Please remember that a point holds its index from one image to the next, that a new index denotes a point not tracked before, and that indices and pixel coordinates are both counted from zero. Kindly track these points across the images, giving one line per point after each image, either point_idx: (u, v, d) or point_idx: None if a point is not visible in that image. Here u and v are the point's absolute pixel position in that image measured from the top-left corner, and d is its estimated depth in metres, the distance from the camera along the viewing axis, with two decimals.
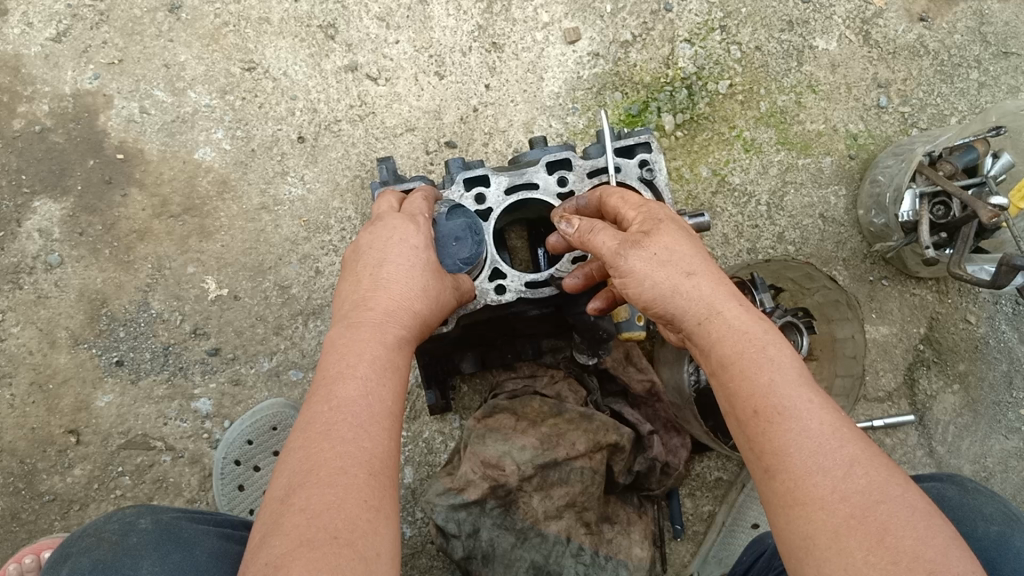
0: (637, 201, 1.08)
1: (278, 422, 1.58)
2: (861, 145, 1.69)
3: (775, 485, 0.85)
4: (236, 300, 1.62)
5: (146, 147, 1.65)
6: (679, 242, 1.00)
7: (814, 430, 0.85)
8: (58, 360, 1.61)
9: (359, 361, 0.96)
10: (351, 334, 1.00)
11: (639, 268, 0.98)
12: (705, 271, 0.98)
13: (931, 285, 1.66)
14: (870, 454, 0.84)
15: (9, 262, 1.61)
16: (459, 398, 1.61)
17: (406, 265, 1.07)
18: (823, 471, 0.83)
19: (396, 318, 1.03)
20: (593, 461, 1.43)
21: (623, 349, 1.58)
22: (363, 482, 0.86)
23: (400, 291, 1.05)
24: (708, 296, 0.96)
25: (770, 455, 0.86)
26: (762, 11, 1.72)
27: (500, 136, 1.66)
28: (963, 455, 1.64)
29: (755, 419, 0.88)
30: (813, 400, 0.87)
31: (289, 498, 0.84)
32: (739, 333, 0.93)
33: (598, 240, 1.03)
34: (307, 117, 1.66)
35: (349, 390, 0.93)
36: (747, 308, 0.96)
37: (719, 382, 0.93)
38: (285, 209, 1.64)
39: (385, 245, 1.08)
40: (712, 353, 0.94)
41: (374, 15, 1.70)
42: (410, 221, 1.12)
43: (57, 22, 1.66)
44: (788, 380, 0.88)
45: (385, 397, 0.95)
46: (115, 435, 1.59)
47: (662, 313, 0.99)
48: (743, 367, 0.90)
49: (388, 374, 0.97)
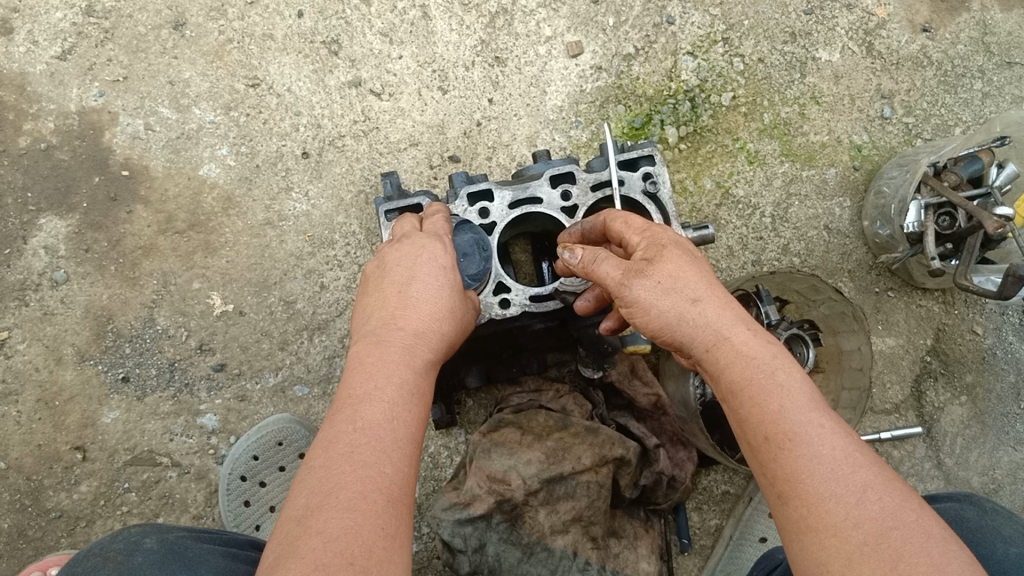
0: (641, 225, 1.07)
1: (284, 438, 1.58)
2: (865, 156, 1.69)
3: (787, 511, 0.85)
4: (241, 316, 1.62)
5: (151, 164, 1.66)
6: (684, 268, 0.99)
7: (826, 455, 0.85)
8: (64, 377, 1.61)
9: (386, 383, 0.97)
10: (380, 352, 1.00)
11: (643, 296, 0.98)
12: (711, 295, 0.98)
13: (938, 296, 1.66)
14: (883, 479, 0.84)
15: (15, 279, 1.62)
16: (465, 412, 1.61)
17: (435, 286, 1.07)
18: (835, 498, 0.82)
19: (426, 340, 1.03)
20: (599, 475, 1.42)
21: (629, 362, 1.58)
22: (382, 509, 0.86)
23: (428, 311, 1.05)
24: (715, 322, 0.96)
25: (782, 481, 0.86)
26: (764, 23, 1.72)
27: (504, 150, 1.66)
28: (971, 467, 1.63)
29: (766, 446, 0.88)
30: (825, 425, 0.87)
31: (308, 520, 0.84)
32: (747, 359, 0.93)
33: (601, 270, 1.02)
34: (311, 132, 1.67)
35: (374, 413, 0.93)
36: (756, 332, 0.96)
37: (729, 407, 0.93)
38: (290, 224, 1.64)
39: (414, 263, 1.09)
40: (721, 380, 0.94)
41: (378, 30, 1.70)
42: (437, 241, 1.12)
43: (62, 40, 1.67)
44: (798, 405, 0.88)
45: (408, 423, 0.95)
46: (121, 451, 1.59)
47: (670, 340, 0.99)
48: (753, 393, 0.90)
49: (413, 400, 0.98)
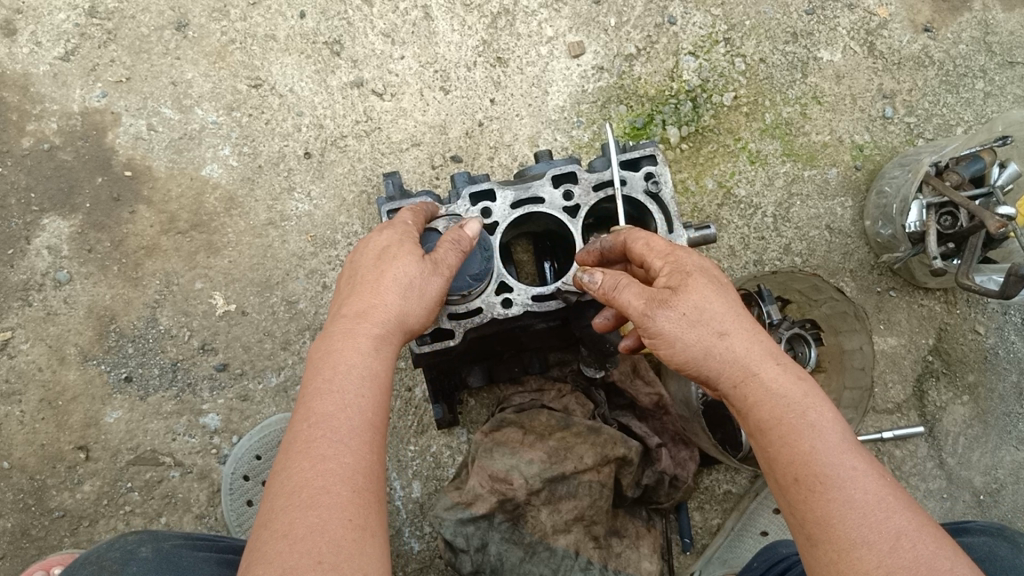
0: (664, 247, 1.06)
1: (286, 437, 1.59)
2: (867, 155, 1.69)
3: (818, 554, 0.87)
4: (244, 316, 1.63)
5: (153, 164, 1.66)
6: (709, 297, 0.99)
7: (859, 501, 0.86)
8: (67, 377, 1.61)
9: (338, 371, 0.96)
10: (333, 341, 0.99)
11: (668, 328, 0.98)
12: (738, 327, 0.98)
13: (939, 296, 1.66)
14: (917, 525, 0.85)
15: (19, 279, 1.62)
16: (466, 412, 1.61)
17: (386, 268, 1.06)
18: (867, 544, 0.84)
19: (377, 319, 1.02)
20: (601, 474, 1.43)
21: (631, 362, 1.58)
22: (344, 501, 0.86)
23: (381, 292, 1.04)
24: (743, 356, 0.97)
25: (813, 524, 0.88)
26: (766, 23, 1.72)
27: (506, 150, 1.67)
28: (973, 467, 1.63)
29: (797, 487, 0.90)
30: (857, 468, 0.88)
31: (272, 524, 0.85)
32: (778, 397, 0.94)
33: (623, 298, 1.02)
34: (313, 133, 1.67)
35: (329, 404, 0.93)
36: (787, 367, 0.97)
37: (759, 443, 0.95)
38: (292, 224, 1.65)
39: (369, 253, 1.09)
40: (750, 417, 0.96)
41: (379, 31, 1.70)
42: (391, 231, 1.11)
43: (65, 41, 1.68)
44: (830, 448, 0.90)
45: (366, 405, 0.95)
46: (124, 451, 1.60)
47: (695, 372, 1.00)
48: (784, 433, 0.92)
49: (369, 380, 0.97)
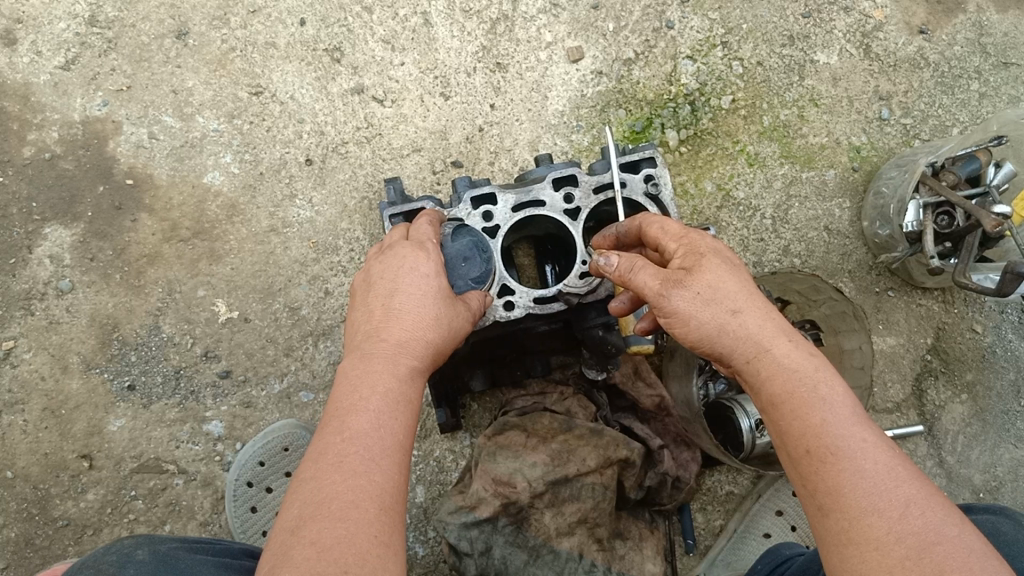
0: (677, 231, 1.10)
1: (289, 443, 1.58)
2: (864, 157, 1.70)
3: (829, 523, 0.90)
4: (246, 323, 1.63)
5: (155, 172, 1.67)
6: (723, 277, 1.02)
7: (870, 470, 0.89)
8: (70, 386, 1.61)
9: (371, 393, 0.98)
10: (366, 365, 1.02)
11: (683, 307, 1.02)
12: (750, 306, 1.02)
13: (937, 295, 1.67)
14: (926, 494, 0.88)
15: (21, 288, 1.63)
16: (470, 416, 1.62)
17: (418, 292, 1.08)
18: (878, 512, 0.87)
19: (411, 349, 1.05)
20: (604, 476, 1.43)
21: (632, 364, 1.58)
22: (374, 518, 0.88)
23: (413, 320, 1.06)
24: (756, 334, 1.00)
25: (824, 495, 0.91)
26: (763, 26, 1.74)
27: (506, 155, 1.67)
28: (972, 465, 1.64)
29: (809, 459, 0.93)
30: (868, 439, 0.92)
31: (299, 530, 0.86)
32: (789, 371, 0.98)
33: (639, 279, 1.05)
34: (314, 140, 1.68)
35: (361, 422, 0.95)
36: (798, 345, 1.00)
37: (770, 418, 0.99)
38: (294, 231, 1.65)
39: (398, 273, 1.09)
40: (762, 392, 0.99)
41: (380, 38, 1.71)
42: (419, 248, 1.12)
43: (66, 50, 1.68)
44: (841, 420, 0.93)
45: (396, 430, 0.97)
46: (128, 459, 1.60)
47: (709, 350, 1.03)
48: (796, 406, 0.95)
49: (400, 407, 0.99)
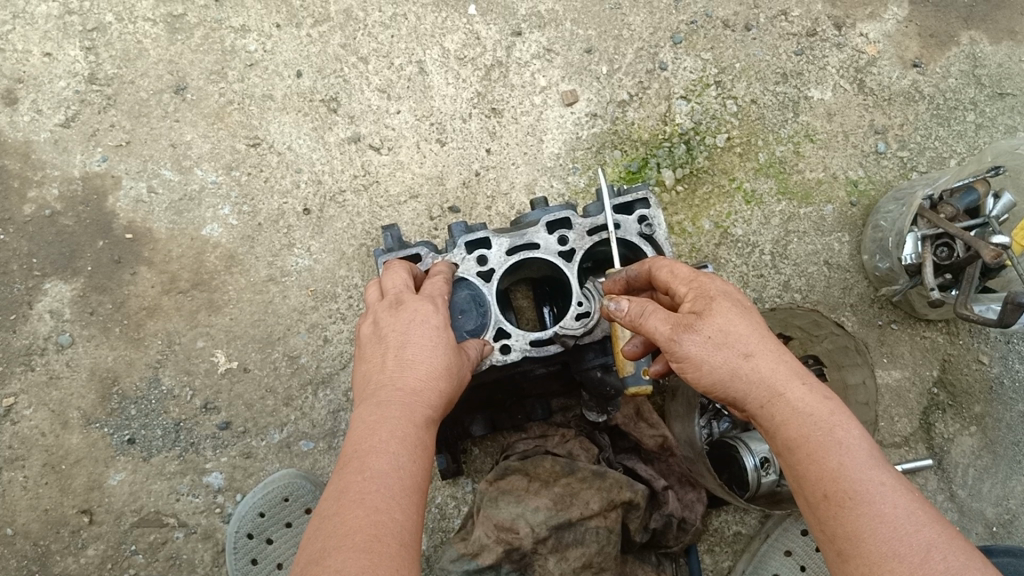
0: (687, 274, 1.07)
1: (289, 493, 1.56)
2: (862, 191, 1.70)
3: (850, 569, 0.88)
4: (246, 373, 1.63)
5: (154, 226, 1.68)
6: (734, 320, 1.00)
7: (888, 514, 0.88)
8: (70, 441, 1.61)
9: (390, 434, 0.97)
10: (382, 406, 1.01)
11: (694, 352, 0.99)
12: (762, 349, 0.99)
13: (941, 327, 1.65)
14: (948, 538, 0.86)
15: (22, 345, 1.63)
16: (470, 461, 1.60)
17: (433, 341, 1.07)
18: (899, 557, 0.85)
19: (427, 395, 1.03)
20: (608, 520, 1.40)
21: (633, 405, 1.56)
22: (396, 553, 0.87)
23: (428, 368, 1.05)
24: (769, 378, 0.98)
25: (843, 540, 0.89)
26: (756, 65, 1.75)
27: (503, 199, 1.68)
28: (984, 498, 1.60)
29: (827, 503, 0.91)
30: (886, 483, 0.90)
31: (322, 561, 0.84)
32: (804, 415, 0.95)
33: (649, 323, 1.02)
34: (312, 189, 1.69)
35: (381, 461, 0.94)
36: (813, 387, 0.98)
37: (786, 462, 0.97)
38: (293, 280, 1.65)
39: (410, 322, 1.08)
40: (777, 436, 0.97)
41: (375, 87, 1.73)
42: (431, 300, 1.12)
43: (65, 108, 1.71)
44: (857, 464, 0.91)
45: (414, 472, 0.96)
46: (128, 513, 1.58)
47: (723, 394, 1.01)
48: (811, 450, 0.94)
49: (418, 451, 0.98)
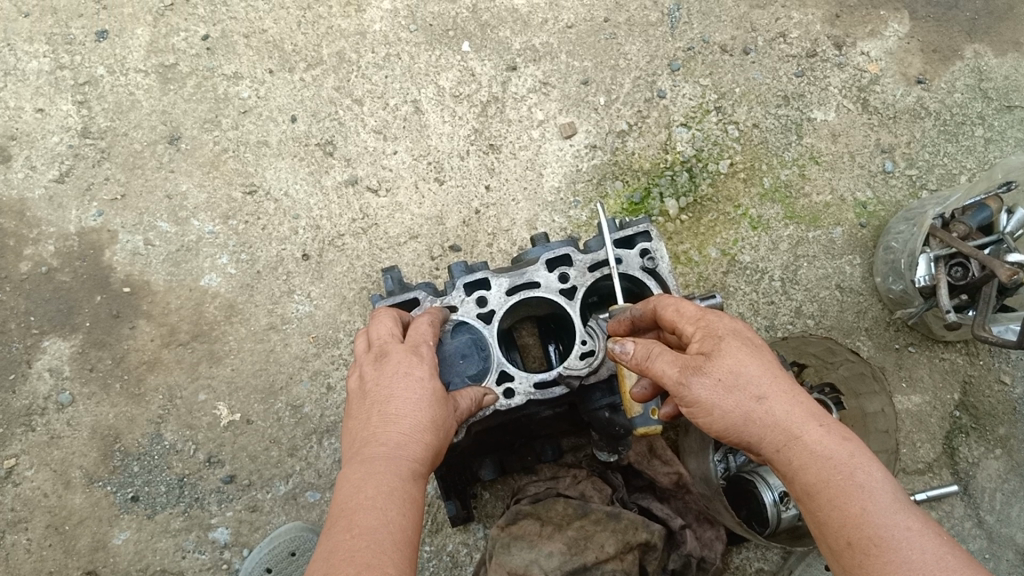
0: (694, 312, 1.03)
1: (297, 547, 1.51)
2: (871, 212, 1.66)
3: None
4: (249, 424, 1.59)
5: (152, 278, 1.65)
6: (744, 361, 0.96)
7: (917, 562, 0.84)
8: (72, 501, 1.57)
9: (378, 488, 0.94)
10: (371, 461, 0.98)
11: (704, 396, 0.95)
12: (775, 390, 0.96)
13: (960, 348, 1.60)
14: None
15: (21, 405, 1.60)
16: (482, 506, 1.55)
17: (420, 389, 1.03)
18: None
19: (416, 445, 1.00)
20: (624, 562, 1.35)
21: (646, 442, 1.51)
22: None
23: (417, 418, 1.01)
24: (785, 421, 0.94)
25: None
26: (756, 88, 1.72)
27: (504, 236, 1.65)
28: (1015, 523, 1.54)
29: (851, 551, 0.88)
30: (912, 527, 0.87)
31: None
32: (823, 459, 0.92)
33: (657, 366, 0.98)
34: (310, 234, 1.66)
35: (371, 518, 0.92)
36: (830, 428, 0.94)
37: (806, 508, 0.94)
38: (294, 327, 1.62)
39: (396, 372, 1.05)
40: (796, 481, 0.94)
41: (371, 128, 1.71)
42: (417, 348, 1.08)
43: (59, 163, 1.70)
44: (882, 508, 0.88)
45: (404, 526, 0.93)
46: (134, 572, 1.54)
47: (737, 440, 0.97)
48: (833, 495, 0.90)
49: (409, 504, 0.95)
